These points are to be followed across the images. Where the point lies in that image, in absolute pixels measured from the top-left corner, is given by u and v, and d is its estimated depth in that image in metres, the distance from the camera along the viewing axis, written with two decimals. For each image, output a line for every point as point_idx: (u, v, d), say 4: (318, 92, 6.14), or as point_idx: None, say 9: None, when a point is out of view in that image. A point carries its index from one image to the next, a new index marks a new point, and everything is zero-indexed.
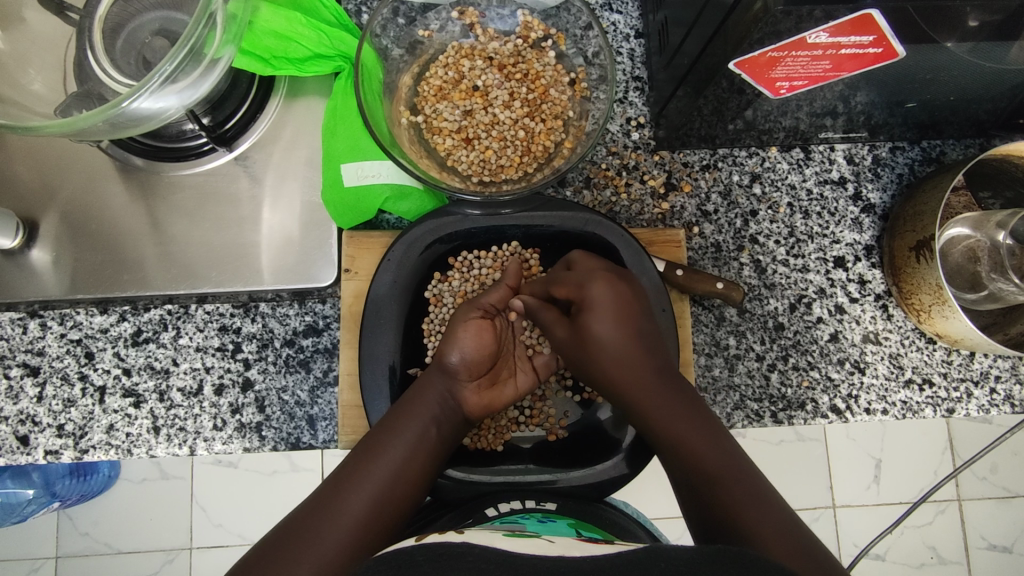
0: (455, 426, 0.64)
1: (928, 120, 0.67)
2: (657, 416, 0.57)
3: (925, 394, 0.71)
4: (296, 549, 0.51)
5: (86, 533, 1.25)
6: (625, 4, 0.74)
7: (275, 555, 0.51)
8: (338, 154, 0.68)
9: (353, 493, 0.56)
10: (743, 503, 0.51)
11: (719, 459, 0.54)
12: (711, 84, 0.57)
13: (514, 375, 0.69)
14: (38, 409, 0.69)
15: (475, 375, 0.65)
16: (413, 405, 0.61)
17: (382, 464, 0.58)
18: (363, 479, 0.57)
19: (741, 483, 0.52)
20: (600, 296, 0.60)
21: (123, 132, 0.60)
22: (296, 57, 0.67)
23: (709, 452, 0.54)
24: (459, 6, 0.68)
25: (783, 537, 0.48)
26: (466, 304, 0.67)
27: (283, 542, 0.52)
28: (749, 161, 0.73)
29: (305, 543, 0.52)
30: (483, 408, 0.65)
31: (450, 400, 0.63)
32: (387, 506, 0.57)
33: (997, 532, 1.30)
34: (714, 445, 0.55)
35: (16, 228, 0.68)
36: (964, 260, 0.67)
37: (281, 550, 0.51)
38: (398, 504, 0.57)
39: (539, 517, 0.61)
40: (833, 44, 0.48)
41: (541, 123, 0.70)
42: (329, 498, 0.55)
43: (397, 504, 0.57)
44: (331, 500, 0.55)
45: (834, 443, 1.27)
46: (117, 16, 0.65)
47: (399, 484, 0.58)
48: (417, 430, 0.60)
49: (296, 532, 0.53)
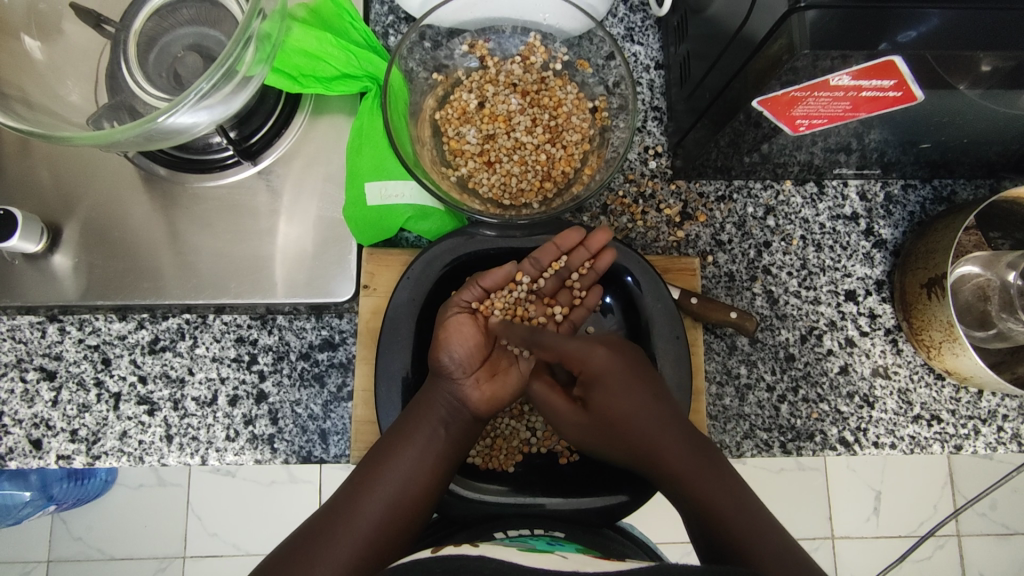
0: (467, 425, 0.65)
1: (940, 160, 0.68)
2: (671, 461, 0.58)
3: (934, 430, 0.72)
4: (313, 552, 0.54)
5: (79, 537, 1.24)
6: (646, 36, 0.76)
7: (294, 558, 0.54)
8: (362, 171, 0.69)
9: (369, 497, 0.59)
10: (755, 546, 0.52)
11: (727, 500, 0.55)
12: (730, 118, 0.58)
13: (515, 364, 0.71)
14: (53, 413, 0.69)
15: (471, 371, 0.66)
16: (423, 409, 0.62)
17: (391, 470, 0.60)
18: (377, 484, 0.60)
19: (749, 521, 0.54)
20: (605, 370, 0.61)
21: (154, 145, 0.61)
22: (324, 76, 0.69)
23: (726, 501, 0.55)
24: (469, 40, 0.71)
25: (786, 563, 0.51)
26: (447, 302, 0.67)
27: (302, 545, 0.55)
28: (763, 193, 0.74)
29: (321, 546, 0.55)
30: (487, 402, 0.66)
31: (456, 400, 0.64)
32: (401, 512, 0.59)
33: (995, 569, 1.30)
34: (731, 495, 0.56)
35: (41, 233, 0.69)
36: (973, 297, 0.68)
37: (302, 552, 0.54)
38: (409, 511, 0.59)
39: (547, 539, 0.59)
40: (854, 87, 0.50)
41: (562, 148, 0.71)
42: (343, 505, 0.59)
43: (409, 510, 0.59)
44: (345, 507, 0.58)
45: (835, 475, 1.27)
46: (152, 30, 0.67)
47: (412, 488, 0.60)
48: (428, 432, 0.62)
49: (319, 531, 0.56)
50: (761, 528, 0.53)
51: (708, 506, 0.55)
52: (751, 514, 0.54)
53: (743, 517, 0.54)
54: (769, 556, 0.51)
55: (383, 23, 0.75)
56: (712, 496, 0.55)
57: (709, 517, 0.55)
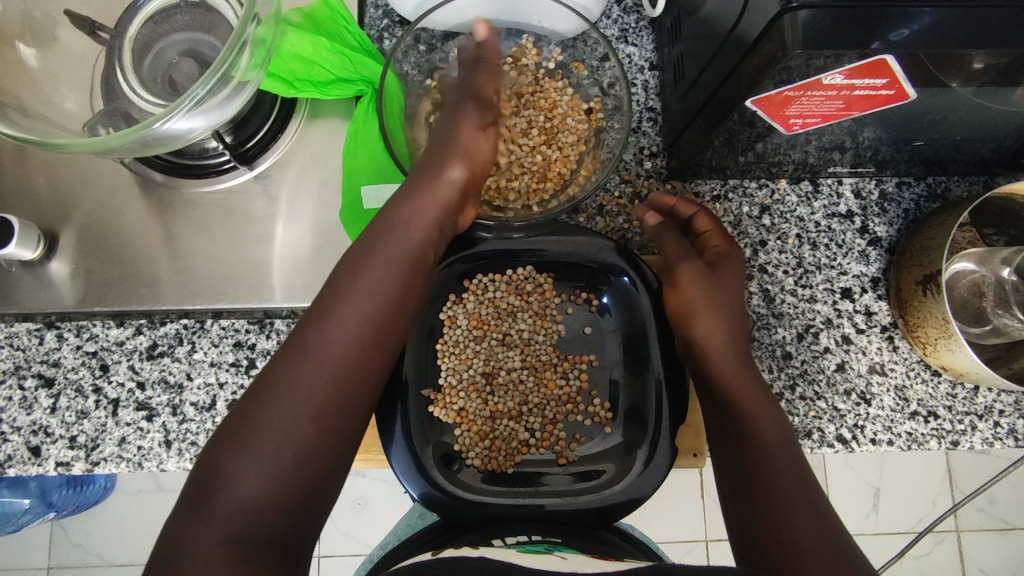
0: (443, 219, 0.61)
1: (933, 157, 0.69)
2: (744, 397, 0.61)
3: (930, 426, 0.72)
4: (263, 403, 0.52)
5: (80, 544, 1.24)
6: (640, 37, 0.76)
7: (239, 421, 0.51)
8: (357, 173, 0.70)
9: (308, 354, 0.53)
10: (787, 512, 0.54)
11: (787, 463, 0.58)
12: (724, 118, 0.58)
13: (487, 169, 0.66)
14: (51, 420, 0.69)
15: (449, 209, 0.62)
16: (376, 247, 0.57)
17: (338, 318, 0.55)
18: (320, 335, 0.54)
19: (795, 486, 0.56)
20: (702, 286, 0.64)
21: (150, 151, 0.61)
22: (320, 80, 0.69)
23: (780, 456, 0.58)
24: (460, 42, 0.71)
25: (820, 534, 0.53)
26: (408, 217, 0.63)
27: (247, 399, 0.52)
28: (759, 193, 0.74)
29: (268, 401, 0.52)
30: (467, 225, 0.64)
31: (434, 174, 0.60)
32: (354, 359, 0.54)
33: (996, 564, 1.30)
34: (788, 456, 0.58)
35: (38, 239, 0.69)
36: (968, 294, 0.69)
37: (248, 410, 0.52)
38: (365, 355, 0.55)
39: (546, 545, 0.58)
40: (846, 86, 0.50)
41: (558, 150, 0.71)
42: (284, 359, 0.54)
43: (364, 354, 0.55)
44: (289, 357, 0.54)
45: (835, 472, 1.28)
46: (146, 36, 0.67)
47: (364, 334, 0.55)
48: (382, 269, 0.57)
49: (240, 428, 0.51)
50: (806, 496, 0.55)
51: (762, 445, 0.58)
52: (799, 479, 0.57)
53: (788, 477, 0.56)
54: (802, 516, 0.54)
55: (377, 27, 0.75)
56: (772, 447, 0.58)
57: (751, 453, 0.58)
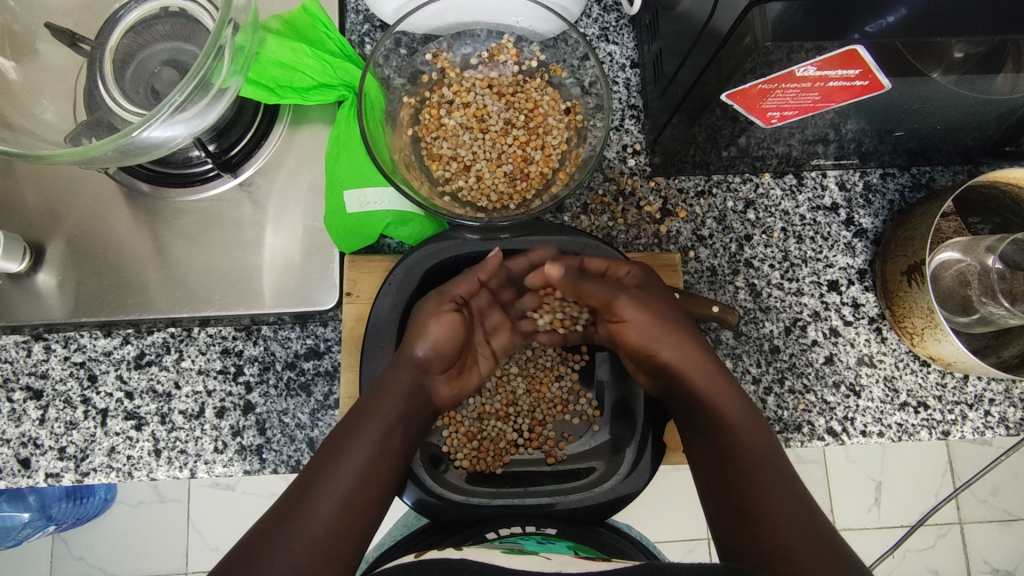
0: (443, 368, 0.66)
1: (917, 147, 0.69)
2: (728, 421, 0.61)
3: (921, 417, 0.72)
4: (278, 541, 0.53)
5: (81, 557, 1.24)
6: (620, 36, 0.76)
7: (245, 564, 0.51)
8: (340, 180, 0.70)
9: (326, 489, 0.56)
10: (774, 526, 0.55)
11: (769, 482, 0.58)
12: (704, 113, 0.58)
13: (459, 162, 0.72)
14: (40, 432, 0.69)
15: (444, 360, 0.65)
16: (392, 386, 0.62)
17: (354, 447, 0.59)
18: (337, 468, 0.58)
19: (794, 523, 0.55)
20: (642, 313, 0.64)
21: (131, 161, 0.61)
22: (301, 86, 0.69)
23: (764, 478, 0.58)
24: (431, 50, 0.71)
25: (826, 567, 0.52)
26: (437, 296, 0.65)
27: (264, 536, 0.53)
28: (743, 187, 0.74)
29: (281, 538, 0.53)
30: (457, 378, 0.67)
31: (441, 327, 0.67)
32: (364, 489, 0.57)
33: (999, 555, 1.30)
34: (773, 480, 0.58)
35: (23, 252, 0.69)
36: (955, 283, 0.68)
37: (265, 545, 0.52)
38: (375, 484, 0.58)
39: (538, 539, 0.61)
40: (820, 77, 0.50)
41: (540, 151, 0.72)
42: (301, 497, 0.56)
43: (377, 481, 0.58)
44: (301, 501, 0.55)
45: (834, 467, 1.28)
46: (127, 47, 0.67)
47: (376, 464, 0.59)
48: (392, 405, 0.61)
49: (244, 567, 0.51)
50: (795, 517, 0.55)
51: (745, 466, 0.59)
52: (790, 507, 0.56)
53: (775, 499, 0.57)
54: (792, 536, 0.54)
55: (359, 32, 0.75)
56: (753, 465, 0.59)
57: (734, 474, 0.59)
